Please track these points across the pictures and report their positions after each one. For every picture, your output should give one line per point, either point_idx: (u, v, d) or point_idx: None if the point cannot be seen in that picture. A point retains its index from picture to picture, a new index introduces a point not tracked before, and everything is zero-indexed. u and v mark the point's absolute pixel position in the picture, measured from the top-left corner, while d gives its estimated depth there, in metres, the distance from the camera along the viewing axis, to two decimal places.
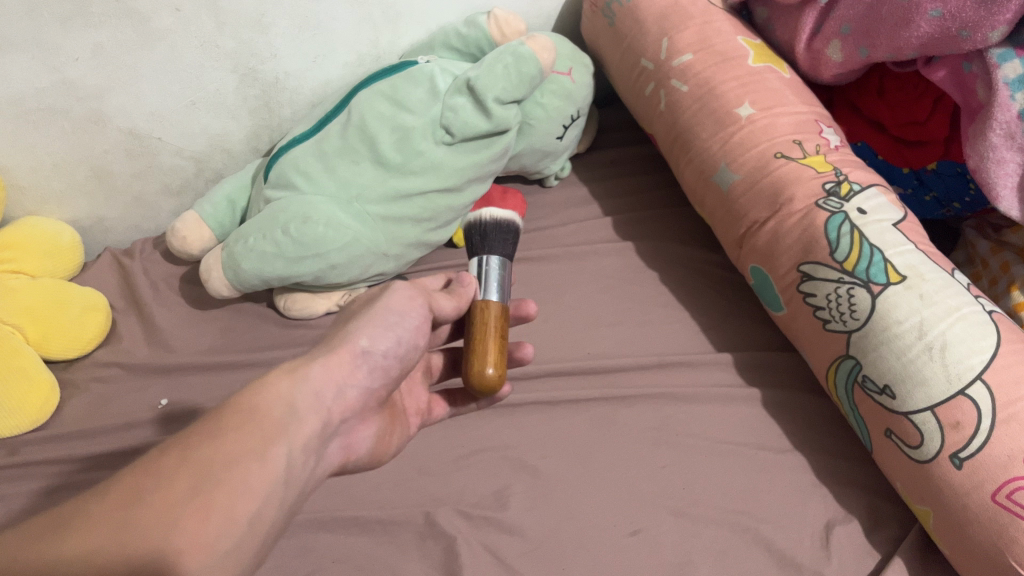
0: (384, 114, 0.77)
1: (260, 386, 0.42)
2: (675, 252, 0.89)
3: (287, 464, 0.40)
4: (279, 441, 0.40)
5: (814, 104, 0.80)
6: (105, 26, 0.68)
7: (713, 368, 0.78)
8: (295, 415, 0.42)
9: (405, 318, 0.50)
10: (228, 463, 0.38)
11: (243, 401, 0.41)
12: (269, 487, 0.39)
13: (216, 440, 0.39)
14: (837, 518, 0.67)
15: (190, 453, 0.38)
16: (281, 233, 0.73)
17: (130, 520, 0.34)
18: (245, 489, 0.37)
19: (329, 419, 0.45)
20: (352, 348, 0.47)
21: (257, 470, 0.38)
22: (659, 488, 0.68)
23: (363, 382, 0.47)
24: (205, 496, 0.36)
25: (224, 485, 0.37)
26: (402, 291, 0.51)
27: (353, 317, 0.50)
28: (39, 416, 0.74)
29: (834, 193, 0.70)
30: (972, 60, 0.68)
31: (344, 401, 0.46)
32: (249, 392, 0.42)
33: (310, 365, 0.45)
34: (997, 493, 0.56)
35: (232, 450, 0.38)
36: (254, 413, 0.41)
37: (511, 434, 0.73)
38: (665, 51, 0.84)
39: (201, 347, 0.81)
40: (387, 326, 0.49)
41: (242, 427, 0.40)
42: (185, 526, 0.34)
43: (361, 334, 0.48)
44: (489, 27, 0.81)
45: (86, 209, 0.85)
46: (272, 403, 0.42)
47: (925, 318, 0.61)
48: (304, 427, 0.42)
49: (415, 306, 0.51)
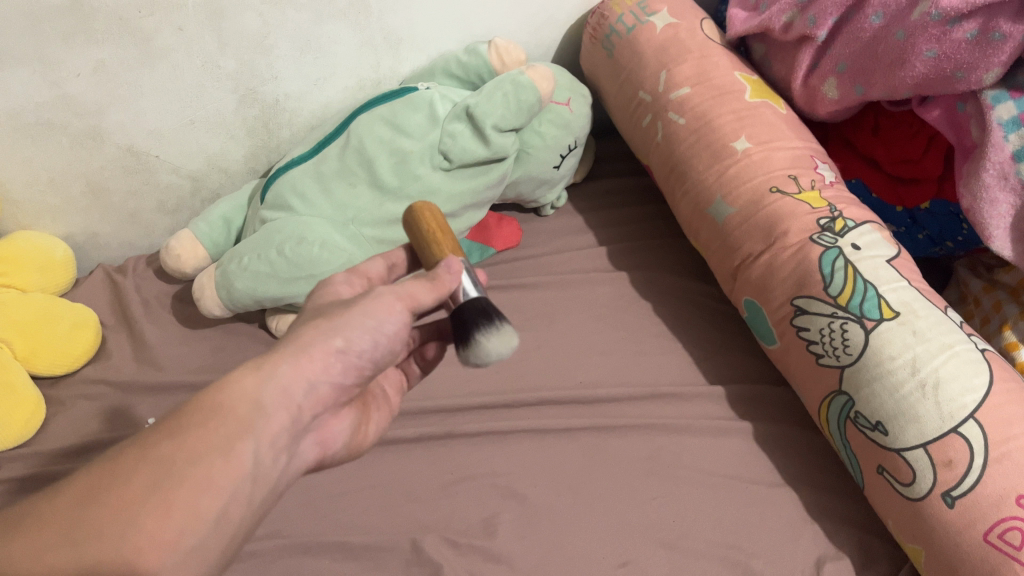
0: (383, 138, 0.77)
1: (222, 382, 0.40)
2: (669, 283, 0.89)
3: (254, 460, 0.39)
4: (247, 438, 0.38)
5: (810, 140, 0.81)
6: (107, 43, 0.69)
7: (706, 400, 0.77)
8: (262, 412, 0.40)
9: (385, 325, 0.46)
10: (192, 460, 0.36)
11: (207, 398, 0.39)
12: (235, 485, 0.37)
13: (177, 437, 0.37)
14: (828, 554, 0.66)
15: (152, 448, 0.37)
16: (275, 254, 0.73)
17: (86, 525, 0.34)
18: (210, 486, 0.36)
19: (298, 415, 0.42)
20: (325, 348, 0.43)
21: (222, 468, 0.37)
22: (648, 520, 0.68)
23: (335, 378, 0.44)
24: (163, 495, 0.35)
25: (185, 483, 0.35)
26: (382, 296, 0.47)
27: (322, 312, 0.46)
28: (24, 432, 0.73)
29: (828, 229, 0.71)
30: (966, 100, 0.69)
31: (316, 397, 0.43)
32: (213, 388, 0.40)
33: (279, 362, 0.42)
34: (988, 533, 0.56)
35: (196, 449, 0.37)
36: (217, 410, 0.39)
37: (500, 461, 0.72)
38: (663, 84, 0.85)
39: (191, 366, 0.81)
40: (363, 330, 0.45)
41: (207, 421, 0.38)
42: (140, 528, 0.34)
43: (338, 334, 0.44)
44: (490, 55, 0.82)
45: (80, 224, 0.85)
46: (237, 401, 0.39)
47: (917, 355, 0.61)
48: (272, 423, 0.40)
49: (395, 314, 0.47)
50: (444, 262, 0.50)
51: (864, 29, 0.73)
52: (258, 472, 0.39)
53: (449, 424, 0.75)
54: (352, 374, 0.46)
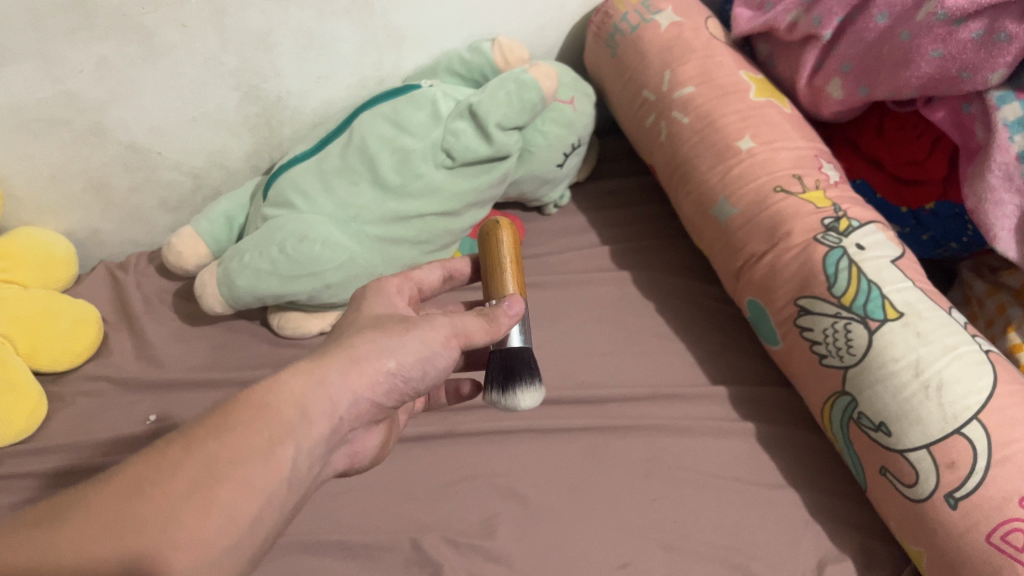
0: (385, 136, 0.77)
1: (273, 382, 0.42)
2: (672, 283, 0.89)
3: (292, 464, 0.40)
4: (288, 442, 0.40)
5: (814, 140, 0.80)
6: (111, 39, 0.69)
7: (708, 401, 0.77)
8: (306, 419, 0.41)
9: (435, 358, 0.48)
10: (235, 461, 0.37)
11: (255, 397, 0.41)
12: (273, 488, 0.38)
13: (224, 435, 0.38)
14: (830, 557, 0.66)
15: (197, 445, 0.38)
16: (277, 252, 0.72)
17: (128, 514, 0.34)
18: (249, 489, 0.37)
19: (338, 427, 0.43)
20: (376, 366, 0.45)
21: (261, 471, 0.38)
22: (648, 521, 0.67)
23: (377, 398, 0.46)
24: (205, 492, 0.36)
25: (228, 483, 0.36)
26: (440, 328, 0.48)
27: (379, 324, 0.48)
28: (24, 429, 0.73)
29: (833, 229, 0.70)
30: (971, 101, 0.69)
31: (358, 411, 0.44)
32: (262, 388, 0.41)
33: (329, 369, 0.43)
34: (991, 535, 0.56)
35: (241, 448, 0.38)
36: (263, 411, 0.40)
37: (501, 461, 0.72)
38: (667, 83, 0.84)
39: (191, 363, 0.80)
40: (412, 355, 0.47)
41: (253, 421, 0.39)
42: (182, 523, 0.34)
43: (390, 356, 0.46)
44: (493, 54, 0.81)
45: (81, 221, 0.85)
46: (284, 402, 0.41)
47: (921, 356, 0.61)
48: (312, 431, 0.41)
49: (445, 348, 0.48)
50: (506, 300, 0.51)
51: (869, 29, 0.72)
52: (293, 475, 0.40)
53: (449, 423, 0.75)
54: (395, 393, 0.47)
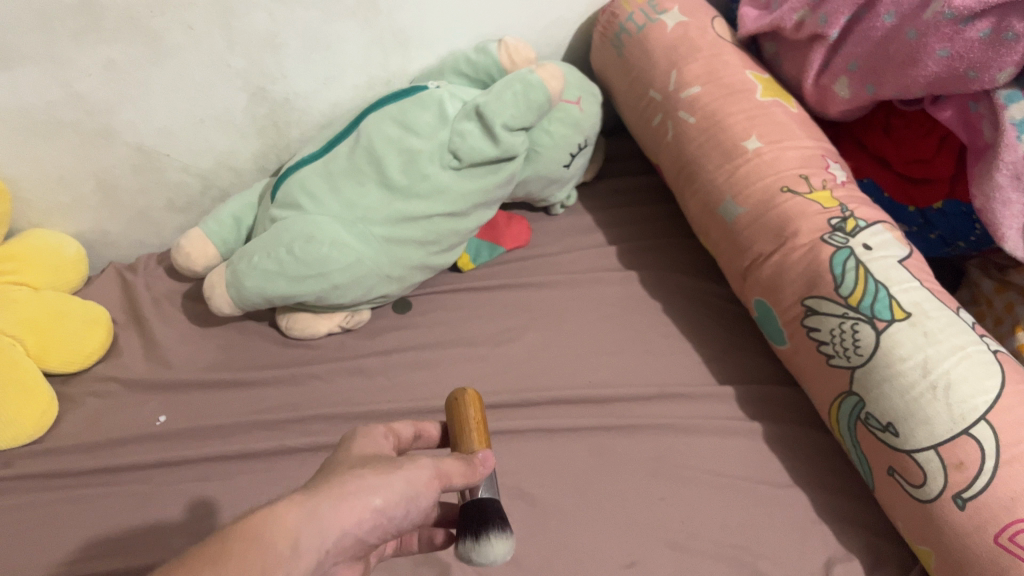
0: (393, 137, 0.77)
1: (268, 511, 0.41)
2: (679, 283, 0.89)
3: None
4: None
5: (821, 139, 0.80)
6: (118, 42, 0.69)
7: (715, 401, 0.77)
8: (296, 551, 0.41)
9: (416, 499, 0.47)
10: None
11: (248, 525, 0.40)
12: None
13: (217, 567, 0.38)
14: (837, 556, 0.66)
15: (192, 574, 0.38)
16: (284, 252, 0.73)
17: None
18: None
19: (323, 559, 0.43)
20: (364, 502, 0.44)
21: None
22: (656, 521, 0.67)
23: (360, 534, 0.44)
24: None
25: None
26: (422, 470, 0.47)
27: (366, 463, 0.47)
28: (36, 430, 0.73)
29: (840, 229, 0.70)
30: (978, 100, 0.69)
31: (341, 545, 0.43)
32: (256, 516, 0.41)
33: (321, 501, 0.43)
34: (999, 535, 0.56)
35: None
36: (256, 541, 0.40)
37: (508, 461, 0.72)
38: (674, 83, 0.84)
39: (201, 364, 0.81)
40: (398, 498, 0.46)
41: (246, 552, 0.39)
42: None
43: (377, 493, 0.45)
44: (500, 54, 0.81)
45: (91, 222, 0.85)
46: (276, 533, 0.41)
47: (929, 356, 0.61)
48: (300, 564, 0.41)
49: (429, 488, 0.47)
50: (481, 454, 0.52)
51: (876, 28, 0.72)
52: None
53: None
54: (377, 533, 0.46)
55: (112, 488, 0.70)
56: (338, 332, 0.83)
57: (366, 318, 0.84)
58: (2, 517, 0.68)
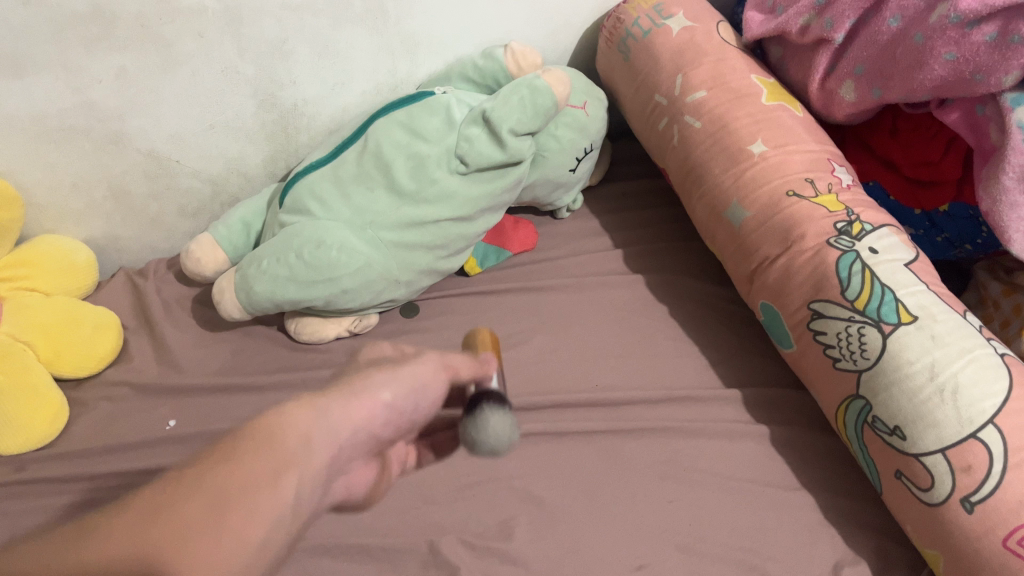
0: (400, 142, 0.78)
1: (277, 411, 0.39)
2: (685, 286, 0.89)
3: (297, 496, 0.37)
4: (293, 471, 0.37)
5: (827, 143, 0.80)
6: (129, 49, 0.70)
7: (723, 404, 0.77)
8: (310, 449, 0.38)
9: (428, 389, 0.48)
10: (242, 485, 0.34)
11: (259, 423, 0.38)
12: (282, 514, 0.35)
13: (231, 461, 0.35)
14: (846, 559, 0.66)
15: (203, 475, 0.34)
16: (294, 257, 0.74)
17: (141, 535, 0.32)
18: (258, 511, 0.34)
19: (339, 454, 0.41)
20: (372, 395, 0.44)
21: (269, 498, 0.35)
22: (664, 523, 0.68)
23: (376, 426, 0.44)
24: (216, 517, 0.33)
25: (237, 510, 0.33)
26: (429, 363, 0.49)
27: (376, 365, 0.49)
28: (47, 434, 0.74)
29: (845, 233, 0.70)
30: (985, 103, 0.69)
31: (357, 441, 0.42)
32: (266, 415, 0.38)
33: (328, 399, 0.42)
34: (1008, 539, 0.56)
35: (246, 472, 0.35)
36: (269, 439, 0.37)
37: (517, 464, 0.72)
38: (679, 87, 0.85)
39: (212, 368, 0.81)
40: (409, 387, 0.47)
41: (258, 447, 0.36)
42: (194, 548, 0.32)
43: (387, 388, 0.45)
44: (506, 59, 0.82)
45: (102, 228, 0.86)
46: (288, 435, 0.38)
47: (936, 360, 0.61)
48: (316, 460, 0.39)
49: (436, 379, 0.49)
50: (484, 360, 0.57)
51: (882, 32, 0.73)
52: (299, 507, 0.37)
53: None
54: (392, 426, 0.46)
55: (124, 492, 0.71)
56: (346, 336, 0.84)
57: (375, 322, 0.84)
58: (16, 520, 0.68)
